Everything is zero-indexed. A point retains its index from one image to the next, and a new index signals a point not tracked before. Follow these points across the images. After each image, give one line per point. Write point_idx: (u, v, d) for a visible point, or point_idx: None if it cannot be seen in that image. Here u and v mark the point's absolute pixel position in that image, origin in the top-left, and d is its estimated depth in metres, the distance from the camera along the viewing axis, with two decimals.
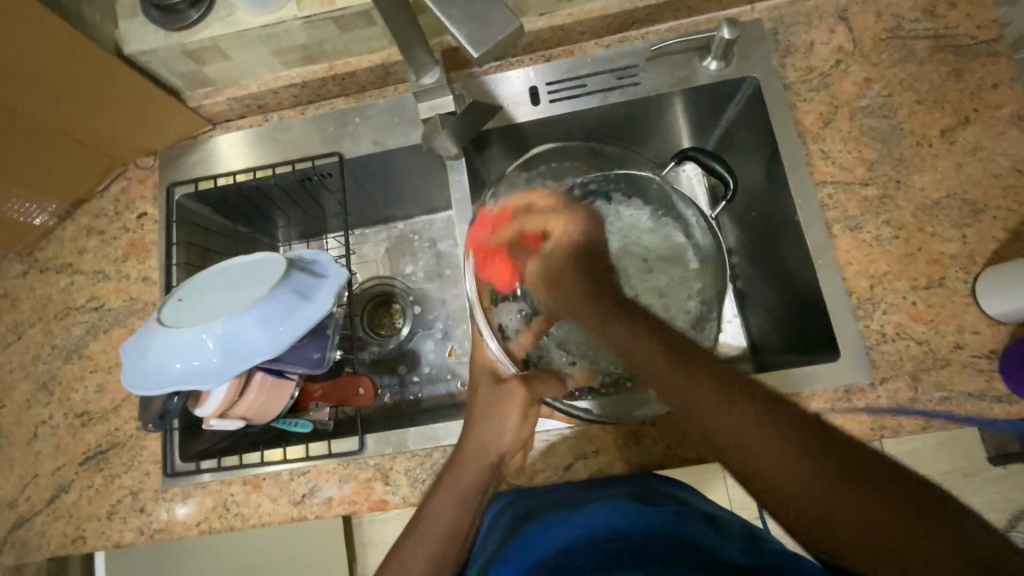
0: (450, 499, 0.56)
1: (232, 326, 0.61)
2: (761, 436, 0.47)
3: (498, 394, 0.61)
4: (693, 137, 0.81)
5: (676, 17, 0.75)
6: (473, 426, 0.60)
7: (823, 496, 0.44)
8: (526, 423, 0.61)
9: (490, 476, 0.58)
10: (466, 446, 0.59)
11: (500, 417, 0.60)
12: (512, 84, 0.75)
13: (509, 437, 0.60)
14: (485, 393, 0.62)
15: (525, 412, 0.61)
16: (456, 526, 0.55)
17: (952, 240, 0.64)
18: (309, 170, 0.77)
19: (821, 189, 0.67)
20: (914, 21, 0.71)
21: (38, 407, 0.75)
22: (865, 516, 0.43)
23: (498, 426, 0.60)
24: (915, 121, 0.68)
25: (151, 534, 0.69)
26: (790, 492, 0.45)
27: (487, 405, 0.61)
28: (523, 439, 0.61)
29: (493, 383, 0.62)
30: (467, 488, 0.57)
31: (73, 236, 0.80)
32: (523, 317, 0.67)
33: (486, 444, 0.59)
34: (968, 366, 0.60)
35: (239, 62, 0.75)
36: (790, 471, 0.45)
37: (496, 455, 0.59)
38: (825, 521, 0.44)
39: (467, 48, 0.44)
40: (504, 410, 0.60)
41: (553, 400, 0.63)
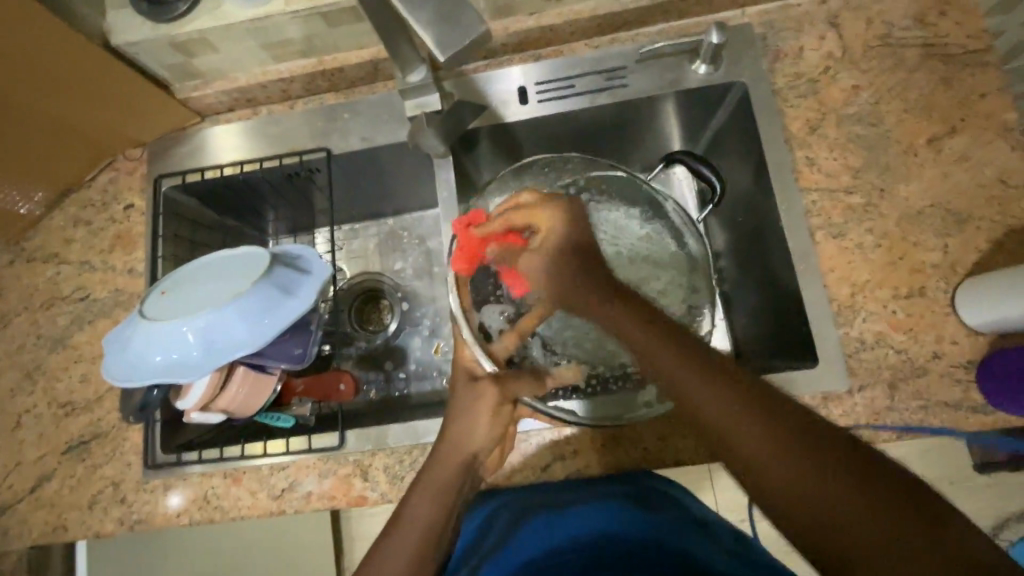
0: (427, 497, 0.55)
1: (214, 320, 0.61)
2: (735, 412, 0.44)
3: (475, 391, 0.60)
4: (682, 140, 0.81)
5: (667, 20, 0.75)
6: (450, 424, 0.59)
7: (805, 477, 0.40)
8: (500, 415, 0.61)
9: (465, 476, 0.58)
10: (441, 447, 0.58)
11: (474, 414, 0.59)
12: (501, 83, 0.75)
13: (482, 434, 0.59)
14: (461, 391, 0.61)
15: (496, 411, 0.60)
16: (435, 525, 0.53)
17: (934, 249, 0.64)
18: (297, 165, 0.77)
19: (806, 196, 0.67)
20: (904, 28, 0.70)
21: (21, 396, 0.75)
22: (851, 502, 0.38)
23: (471, 423, 0.59)
24: (902, 129, 0.68)
25: (131, 525, 0.70)
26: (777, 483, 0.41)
27: (461, 405, 0.60)
28: (499, 433, 0.61)
29: (468, 382, 0.61)
30: (444, 485, 0.56)
31: (60, 226, 0.80)
32: (506, 318, 0.66)
33: (461, 443, 0.58)
34: (946, 375, 0.60)
35: (228, 55, 0.75)
36: (767, 451, 0.41)
37: (469, 453, 0.58)
38: (808, 509, 0.39)
39: (435, 50, 0.44)
40: (478, 408, 0.59)
41: (530, 400, 0.62)
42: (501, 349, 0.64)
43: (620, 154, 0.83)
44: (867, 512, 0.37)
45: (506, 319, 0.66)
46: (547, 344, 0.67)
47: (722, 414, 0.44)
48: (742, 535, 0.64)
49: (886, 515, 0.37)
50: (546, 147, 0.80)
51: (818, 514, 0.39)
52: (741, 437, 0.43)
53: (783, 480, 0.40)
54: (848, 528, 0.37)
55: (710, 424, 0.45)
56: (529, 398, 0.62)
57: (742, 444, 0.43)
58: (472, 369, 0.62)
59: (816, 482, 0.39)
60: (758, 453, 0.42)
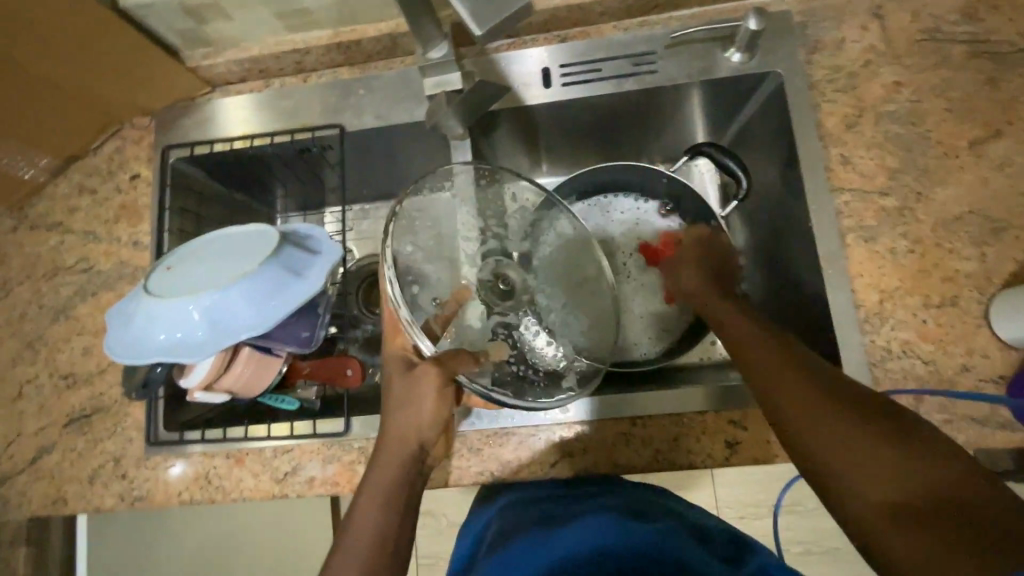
0: (376, 497, 0.53)
1: (220, 299, 0.59)
2: (813, 397, 0.49)
3: (414, 379, 0.56)
4: (707, 131, 0.77)
5: (701, 4, 0.71)
6: (391, 417, 0.57)
7: (854, 472, 0.44)
8: (444, 400, 0.57)
9: (413, 469, 0.56)
10: (386, 442, 0.57)
11: (416, 401, 0.56)
12: (524, 63, 0.72)
13: (429, 417, 0.57)
14: (398, 385, 0.58)
15: (442, 392, 0.56)
16: (387, 528, 0.52)
17: (969, 258, 0.61)
18: (308, 141, 0.74)
19: (838, 196, 0.65)
20: (952, 23, 0.67)
21: (23, 365, 0.74)
22: (901, 497, 0.42)
23: (415, 408, 0.56)
24: (942, 130, 0.65)
25: (131, 501, 0.69)
26: (826, 454, 0.46)
27: (402, 394, 0.57)
28: (443, 420, 0.58)
29: (404, 372, 0.58)
30: (393, 481, 0.55)
31: (65, 194, 0.78)
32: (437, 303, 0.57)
33: (406, 434, 0.56)
34: (973, 390, 0.58)
35: (240, 23, 0.72)
36: (831, 433, 0.46)
37: (415, 444, 0.57)
38: (852, 489, 0.44)
39: (469, 22, 0.41)
40: (418, 396, 0.56)
41: (469, 380, 0.55)
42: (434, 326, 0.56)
43: (643, 142, 0.80)
44: (908, 502, 0.42)
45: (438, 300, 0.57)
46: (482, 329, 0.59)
47: (799, 410, 0.49)
48: (736, 536, 0.66)
49: (929, 515, 0.41)
50: (566, 132, 0.77)
51: (862, 503, 0.43)
52: (825, 431, 0.46)
53: (838, 469, 0.45)
54: (888, 519, 0.42)
55: (776, 390, 0.51)
56: (464, 376, 0.55)
57: (800, 424, 0.48)
58: (406, 354, 0.59)
59: (877, 472, 0.44)
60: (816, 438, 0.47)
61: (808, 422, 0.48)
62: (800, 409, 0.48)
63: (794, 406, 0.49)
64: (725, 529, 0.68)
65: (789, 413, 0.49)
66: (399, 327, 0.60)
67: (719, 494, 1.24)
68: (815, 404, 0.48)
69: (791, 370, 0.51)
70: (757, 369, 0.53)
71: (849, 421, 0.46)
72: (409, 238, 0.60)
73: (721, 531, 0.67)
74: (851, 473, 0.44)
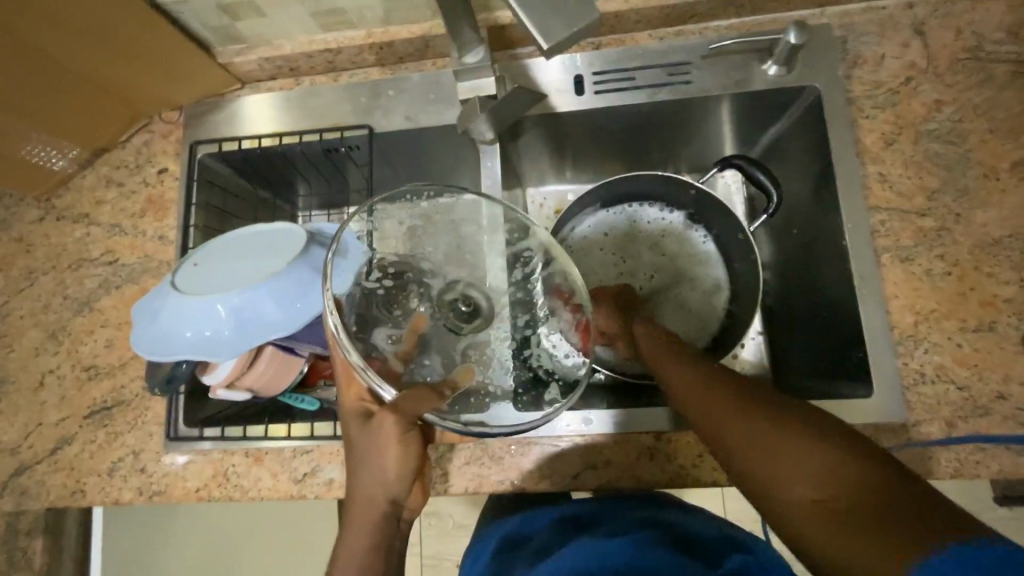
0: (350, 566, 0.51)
1: (246, 298, 0.59)
2: (726, 407, 0.48)
3: (371, 432, 0.52)
4: (739, 143, 0.76)
5: (738, 15, 0.70)
6: (355, 473, 0.54)
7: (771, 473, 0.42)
8: (408, 451, 0.53)
9: (386, 527, 0.54)
10: (357, 500, 0.54)
11: (378, 457, 0.53)
12: (556, 69, 0.71)
13: (393, 474, 0.53)
14: (358, 438, 0.54)
15: (404, 443, 0.52)
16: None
17: (1008, 282, 0.60)
18: (337, 141, 0.74)
19: (874, 215, 0.63)
20: (997, 42, 0.66)
21: (46, 355, 0.74)
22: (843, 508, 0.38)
23: (374, 461, 0.53)
24: (984, 151, 0.63)
25: (149, 496, 0.69)
26: (744, 460, 0.44)
27: (361, 448, 0.54)
28: (411, 472, 0.54)
29: (362, 424, 0.54)
30: (369, 544, 0.52)
31: (92, 185, 0.79)
32: (392, 340, 0.54)
33: (374, 492, 0.53)
34: (1009, 417, 0.57)
35: (274, 21, 0.72)
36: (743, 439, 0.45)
37: (385, 500, 0.54)
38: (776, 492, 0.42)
39: (536, 36, 0.40)
40: (380, 449, 0.52)
41: (437, 417, 0.51)
42: (394, 367, 0.52)
43: (670, 152, 0.79)
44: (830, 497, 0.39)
45: (392, 337, 0.54)
46: (446, 362, 0.56)
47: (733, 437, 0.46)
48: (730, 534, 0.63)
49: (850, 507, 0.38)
50: (595, 137, 0.76)
51: (790, 511, 0.40)
52: (737, 438, 0.46)
53: (763, 477, 0.43)
54: (818, 521, 0.39)
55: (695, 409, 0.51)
56: (433, 415, 0.50)
57: (720, 439, 0.47)
58: (366, 406, 0.55)
59: (798, 477, 0.41)
60: (753, 459, 0.44)
61: (741, 440, 0.45)
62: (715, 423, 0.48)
63: (715, 421, 0.48)
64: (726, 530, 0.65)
65: (709, 429, 0.49)
66: (353, 378, 0.55)
67: (728, 506, 1.23)
68: (734, 413, 0.47)
69: (705, 387, 0.51)
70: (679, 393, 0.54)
71: (760, 424, 0.45)
72: (362, 269, 0.58)
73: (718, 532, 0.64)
74: (771, 476, 0.42)
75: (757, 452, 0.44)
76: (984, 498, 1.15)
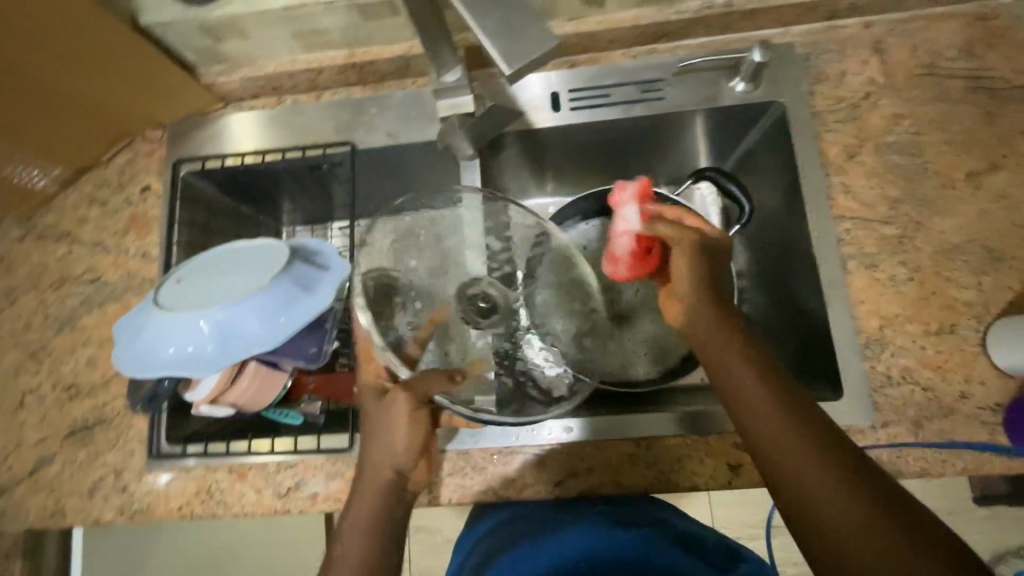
0: (358, 531, 0.52)
1: (230, 314, 0.60)
2: (780, 420, 0.50)
3: (385, 407, 0.56)
4: (712, 156, 0.79)
5: (708, 34, 0.73)
6: (367, 446, 0.56)
7: (816, 496, 0.46)
8: (416, 423, 0.56)
9: (394, 498, 0.55)
10: (367, 470, 0.56)
11: (390, 429, 0.55)
12: (534, 86, 0.73)
13: (402, 445, 0.55)
14: (374, 414, 0.56)
15: (411, 416, 0.55)
16: (368, 557, 0.51)
17: (967, 287, 0.63)
18: (319, 157, 0.75)
19: (840, 223, 0.66)
20: (950, 59, 0.69)
21: (26, 375, 0.74)
22: (877, 547, 0.43)
23: (389, 435, 0.55)
24: (941, 162, 0.66)
25: (131, 515, 0.68)
26: (791, 475, 0.48)
27: (375, 422, 0.56)
28: (419, 444, 0.56)
29: (378, 399, 0.57)
30: (375, 512, 0.53)
31: (74, 204, 0.79)
32: (411, 327, 0.60)
33: (383, 463, 0.55)
34: (972, 417, 0.59)
35: (257, 42, 0.73)
36: (794, 457, 0.48)
37: (390, 472, 0.55)
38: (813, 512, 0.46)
39: (499, 65, 0.40)
40: (391, 422, 0.55)
41: (444, 397, 0.57)
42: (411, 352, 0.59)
43: (647, 166, 0.82)
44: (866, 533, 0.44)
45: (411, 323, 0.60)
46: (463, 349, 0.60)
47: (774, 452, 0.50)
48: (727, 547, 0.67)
49: (883, 546, 0.43)
50: (572, 151, 0.78)
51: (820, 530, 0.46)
52: (788, 455, 0.49)
53: (806, 496, 0.47)
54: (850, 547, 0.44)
55: (745, 411, 0.52)
56: (443, 396, 0.57)
57: (767, 446, 0.50)
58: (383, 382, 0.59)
59: (840, 506, 0.45)
60: (796, 472, 0.48)
61: (793, 458, 0.48)
62: (768, 432, 0.50)
63: (767, 429, 0.50)
64: (725, 557, 0.64)
65: (757, 433, 0.51)
66: (373, 354, 0.59)
67: (716, 514, 1.23)
68: (788, 429, 0.50)
69: (759, 391, 0.52)
70: (729, 388, 0.54)
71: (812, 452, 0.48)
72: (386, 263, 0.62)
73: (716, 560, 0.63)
74: (818, 501, 0.46)
75: (807, 476, 0.47)
76: (966, 500, 1.17)
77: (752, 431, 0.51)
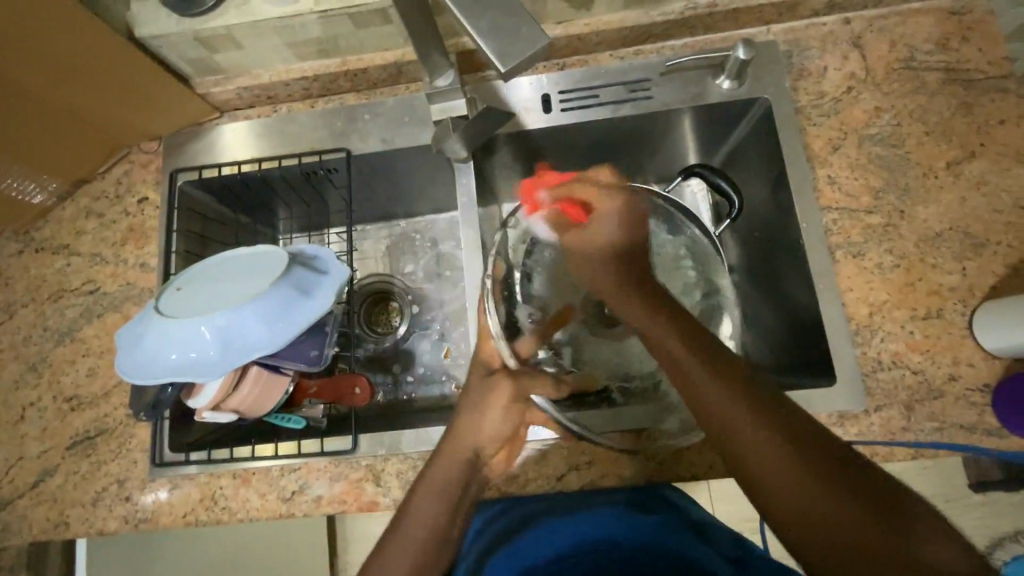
0: (430, 497, 0.55)
1: (231, 319, 0.60)
2: (745, 413, 0.49)
3: (489, 388, 0.62)
4: (701, 153, 0.81)
5: (692, 34, 0.75)
6: (455, 420, 0.60)
7: (794, 496, 0.45)
8: (511, 412, 0.62)
9: (469, 474, 0.57)
10: (448, 439, 0.59)
11: (486, 407, 0.60)
12: (525, 89, 0.75)
13: (492, 426, 0.60)
14: (473, 391, 0.62)
15: (509, 404, 0.61)
16: (437, 522, 0.53)
17: (952, 272, 0.64)
18: (315, 164, 0.76)
19: (827, 214, 0.68)
20: (927, 52, 0.71)
21: (27, 388, 0.74)
22: (862, 542, 0.42)
23: (482, 415, 0.60)
24: (922, 152, 0.68)
25: (136, 523, 0.69)
26: (766, 473, 0.46)
27: (476, 399, 0.61)
28: (505, 428, 0.61)
29: (484, 376, 0.63)
30: (449, 483, 0.56)
31: (71, 217, 0.79)
32: (533, 317, 0.68)
33: (466, 437, 0.58)
34: (961, 398, 0.61)
35: (251, 52, 0.74)
36: (765, 454, 0.47)
37: (473, 450, 0.58)
38: (794, 510, 0.44)
39: (494, 62, 0.40)
40: (488, 403, 0.60)
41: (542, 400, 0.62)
42: (525, 346, 0.66)
43: (637, 164, 0.83)
44: (848, 530, 0.42)
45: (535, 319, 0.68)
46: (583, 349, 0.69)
47: (756, 445, 0.47)
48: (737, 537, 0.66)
49: (869, 542, 0.42)
50: (565, 152, 0.80)
51: (800, 527, 0.44)
52: (760, 451, 0.47)
53: (783, 495, 0.45)
54: (835, 544, 0.43)
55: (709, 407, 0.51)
56: (543, 399, 0.61)
57: (735, 441, 0.49)
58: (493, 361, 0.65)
59: (819, 505, 0.44)
60: (767, 470, 0.46)
61: (765, 454, 0.47)
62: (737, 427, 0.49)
63: (731, 423, 0.49)
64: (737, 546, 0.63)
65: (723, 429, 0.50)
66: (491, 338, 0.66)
67: (716, 508, 1.23)
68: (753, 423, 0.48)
69: (722, 385, 0.51)
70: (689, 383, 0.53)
71: (784, 448, 0.46)
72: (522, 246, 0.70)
73: (728, 550, 0.61)
74: (797, 499, 0.44)
75: (782, 473, 0.46)
76: (962, 488, 1.18)
77: (720, 428, 0.50)
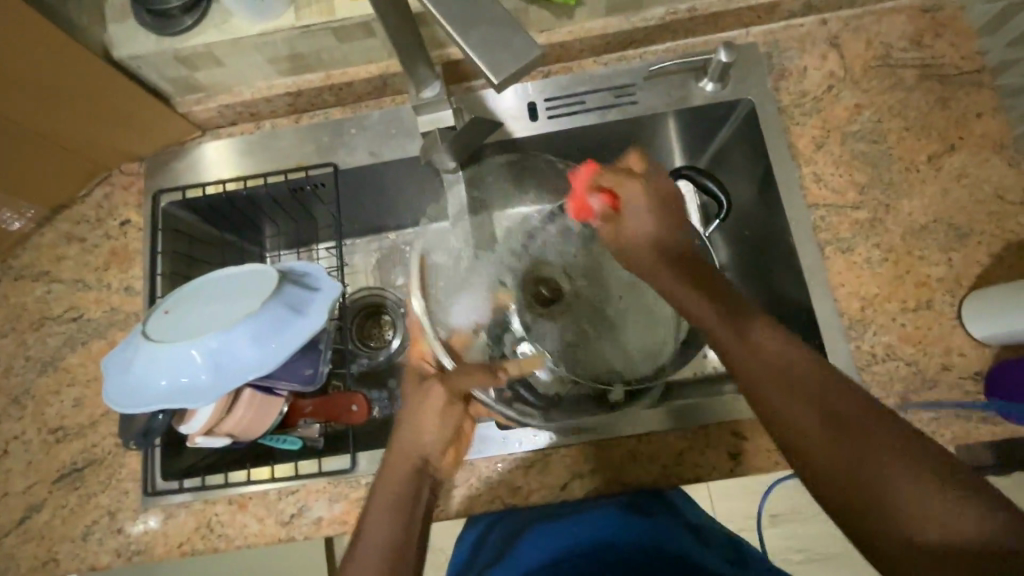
0: (385, 509, 0.52)
1: (221, 341, 0.59)
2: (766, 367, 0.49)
3: (419, 395, 0.59)
4: (687, 154, 0.81)
5: (674, 38, 0.76)
6: (397, 431, 0.57)
7: (811, 446, 0.45)
8: (446, 418, 0.59)
9: (419, 484, 0.55)
10: (394, 448, 0.56)
11: (421, 418, 0.57)
12: (510, 98, 0.75)
13: (431, 437, 0.57)
14: (409, 399, 0.59)
15: (445, 407, 0.58)
16: (396, 539, 0.51)
17: (939, 263, 0.66)
18: (302, 180, 0.76)
19: (815, 212, 0.69)
20: (902, 49, 0.73)
21: (10, 421, 0.71)
22: (870, 500, 0.42)
23: (419, 424, 0.57)
24: (903, 147, 0.70)
25: (129, 556, 0.67)
26: (785, 422, 0.47)
27: (411, 405, 0.58)
28: (448, 433, 0.59)
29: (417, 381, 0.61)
30: (401, 494, 0.53)
31: (51, 243, 0.77)
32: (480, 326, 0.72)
33: (408, 446, 0.56)
34: (955, 386, 0.62)
35: (233, 69, 0.74)
36: (788, 406, 0.47)
37: (417, 458, 0.56)
38: (817, 461, 0.44)
39: (489, 75, 0.40)
40: (422, 412, 0.58)
41: (484, 396, 0.63)
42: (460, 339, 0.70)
43: None
44: (862, 484, 0.42)
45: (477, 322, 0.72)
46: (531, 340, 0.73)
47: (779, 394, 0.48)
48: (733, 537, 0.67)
49: (878, 502, 0.41)
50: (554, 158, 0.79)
51: (818, 478, 0.44)
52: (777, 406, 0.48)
53: (798, 442, 0.46)
54: (837, 495, 0.43)
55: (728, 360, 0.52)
56: (483, 396, 0.63)
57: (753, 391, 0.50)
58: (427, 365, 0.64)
59: (837, 463, 0.43)
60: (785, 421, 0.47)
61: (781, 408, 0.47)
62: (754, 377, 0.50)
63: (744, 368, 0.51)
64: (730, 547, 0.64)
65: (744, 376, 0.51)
66: (422, 337, 0.66)
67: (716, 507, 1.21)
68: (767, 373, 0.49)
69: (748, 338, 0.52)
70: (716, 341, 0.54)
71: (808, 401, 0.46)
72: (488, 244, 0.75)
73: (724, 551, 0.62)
74: (820, 454, 0.44)
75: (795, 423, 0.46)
76: None
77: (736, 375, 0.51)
